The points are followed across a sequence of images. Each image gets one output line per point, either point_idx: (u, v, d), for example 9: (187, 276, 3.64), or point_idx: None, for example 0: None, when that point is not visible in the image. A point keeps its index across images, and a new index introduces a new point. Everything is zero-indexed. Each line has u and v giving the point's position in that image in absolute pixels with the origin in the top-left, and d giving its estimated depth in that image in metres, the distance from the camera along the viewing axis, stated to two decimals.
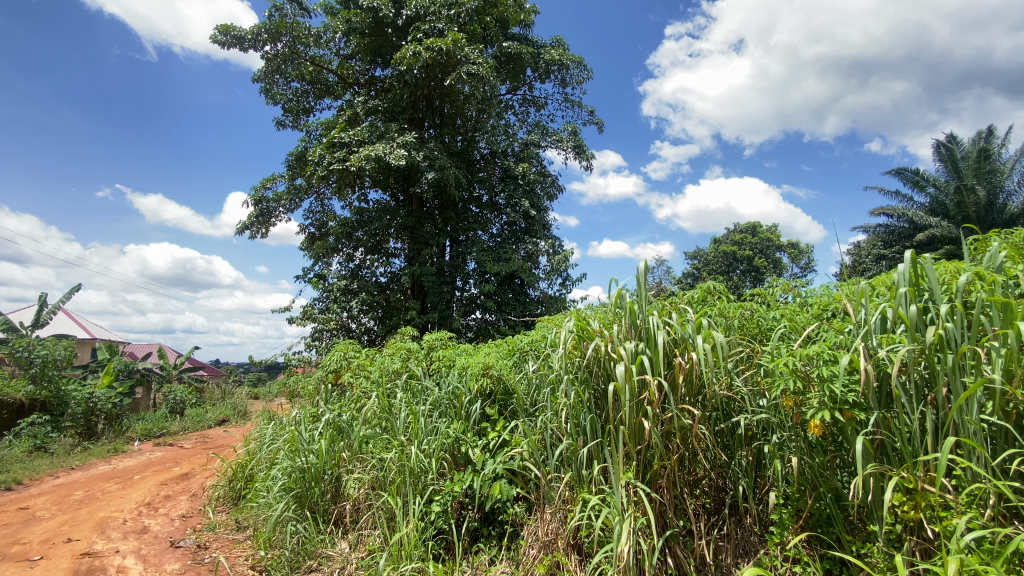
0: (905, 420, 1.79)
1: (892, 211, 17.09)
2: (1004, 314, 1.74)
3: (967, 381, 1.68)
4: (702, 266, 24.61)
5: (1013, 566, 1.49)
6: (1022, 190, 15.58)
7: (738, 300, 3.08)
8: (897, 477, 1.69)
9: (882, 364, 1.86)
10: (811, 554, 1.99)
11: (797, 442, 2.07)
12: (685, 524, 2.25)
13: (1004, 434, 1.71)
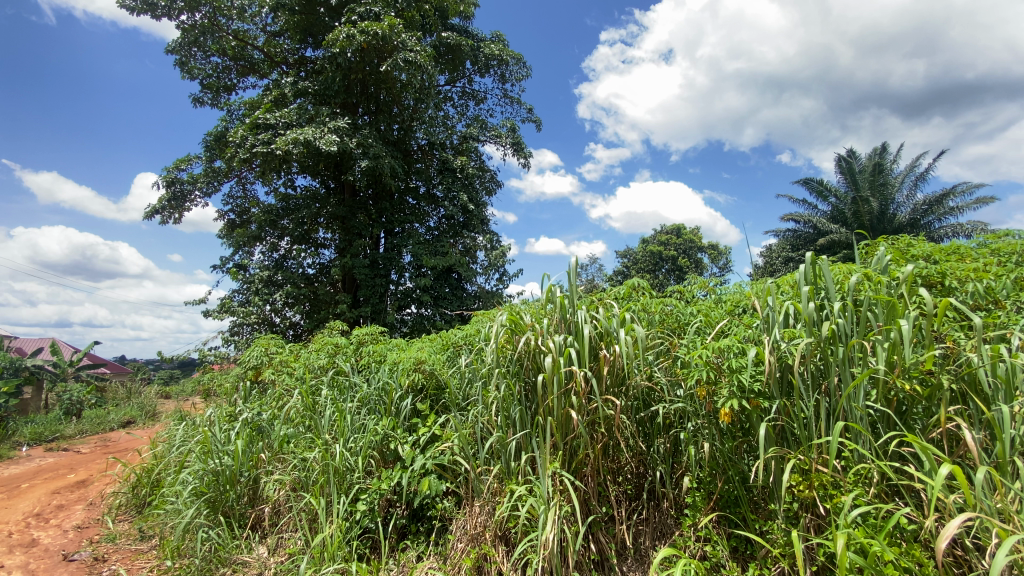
0: (802, 407, 1.96)
1: (799, 218, 18.73)
2: (886, 312, 1.96)
3: (854, 371, 1.86)
4: (632, 264, 25.67)
5: (891, 537, 1.67)
6: (909, 203, 17.73)
7: (661, 297, 3.24)
8: (795, 459, 1.85)
9: (784, 356, 2.03)
10: (720, 534, 2.13)
11: (710, 429, 2.20)
12: (608, 511, 2.34)
13: (882, 418, 1.92)
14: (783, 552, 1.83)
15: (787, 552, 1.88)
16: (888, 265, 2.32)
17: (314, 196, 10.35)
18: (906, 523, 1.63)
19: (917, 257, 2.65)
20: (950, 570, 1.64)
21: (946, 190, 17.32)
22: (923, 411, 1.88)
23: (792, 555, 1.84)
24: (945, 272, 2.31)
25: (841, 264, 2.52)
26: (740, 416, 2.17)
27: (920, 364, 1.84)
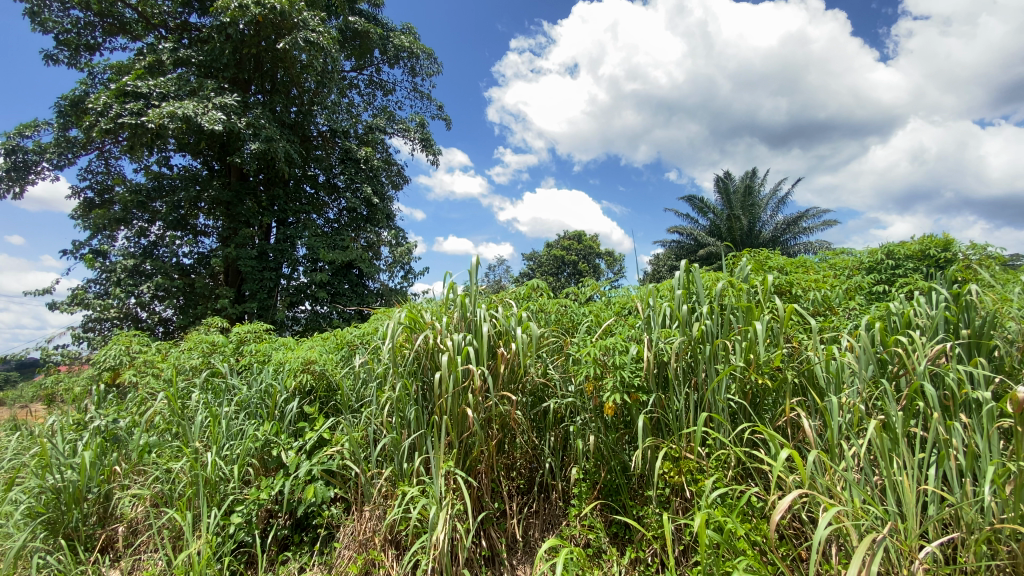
0: (675, 400, 2.15)
1: (684, 231, 20.58)
2: (745, 315, 2.22)
3: (718, 367, 2.08)
4: (536, 267, 26.44)
5: (745, 514, 1.88)
6: (772, 222, 20.12)
7: (558, 298, 3.38)
8: (668, 448, 2.03)
9: (661, 354, 2.21)
10: (603, 521, 2.26)
11: (597, 422, 2.34)
12: (500, 506, 2.38)
13: (740, 408, 2.17)
14: (655, 534, 1.99)
15: (659, 533, 2.04)
16: (750, 275, 2.64)
17: (193, 177, 9.32)
18: (756, 500, 1.85)
19: (773, 268, 3.04)
20: (788, 539, 1.89)
21: (800, 214, 20.08)
22: (772, 402, 2.16)
23: (663, 536, 2.01)
24: (793, 281, 2.68)
25: (711, 273, 2.82)
26: (623, 409, 2.33)
27: (770, 361, 2.12)
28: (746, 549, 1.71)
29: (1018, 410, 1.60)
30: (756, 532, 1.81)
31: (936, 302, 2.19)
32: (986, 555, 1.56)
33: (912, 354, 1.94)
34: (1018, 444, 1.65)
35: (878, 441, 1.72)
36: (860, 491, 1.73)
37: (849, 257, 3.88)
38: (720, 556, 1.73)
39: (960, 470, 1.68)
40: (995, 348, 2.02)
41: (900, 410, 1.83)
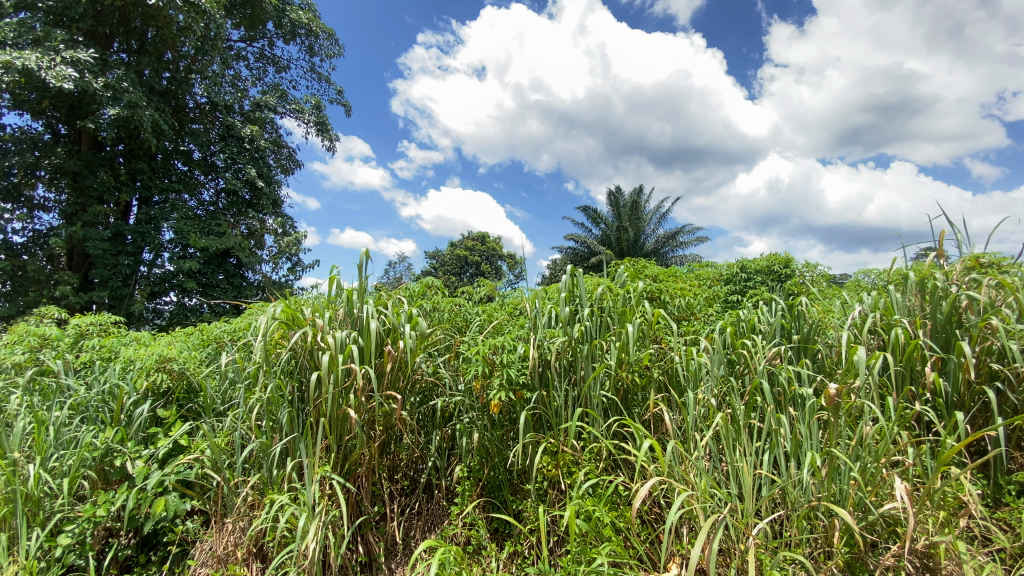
0: (556, 398, 2.25)
1: (578, 238, 21.67)
2: (621, 318, 2.40)
3: (595, 366, 2.22)
4: (438, 266, 26.17)
5: (613, 503, 2.02)
6: (654, 234, 21.85)
7: (452, 297, 3.38)
8: (547, 443, 2.12)
9: (545, 353, 2.30)
10: (483, 519, 2.29)
11: (483, 420, 2.38)
12: (380, 510, 2.31)
13: (613, 404, 2.34)
14: (532, 527, 2.06)
15: (535, 526, 2.12)
16: (627, 281, 2.86)
17: (31, 141, 7.86)
18: (622, 489, 2.00)
19: (648, 276, 3.33)
20: (649, 523, 2.07)
21: (678, 229, 22.18)
22: (641, 398, 2.36)
23: (538, 528, 2.08)
24: (664, 288, 2.96)
25: (594, 280, 3.02)
26: (508, 406, 2.39)
27: (640, 360, 2.31)
28: (611, 536, 1.83)
29: (830, 402, 1.92)
30: (621, 519, 1.96)
31: (776, 311, 2.55)
32: (803, 527, 1.84)
33: (755, 355, 2.23)
34: (829, 432, 1.97)
35: (725, 432, 1.95)
36: (709, 477, 1.95)
37: (713, 269, 4.36)
38: (588, 544, 1.83)
39: (787, 455, 1.96)
40: (817, 351, 2.41)
41: (743, 404, 2.10)
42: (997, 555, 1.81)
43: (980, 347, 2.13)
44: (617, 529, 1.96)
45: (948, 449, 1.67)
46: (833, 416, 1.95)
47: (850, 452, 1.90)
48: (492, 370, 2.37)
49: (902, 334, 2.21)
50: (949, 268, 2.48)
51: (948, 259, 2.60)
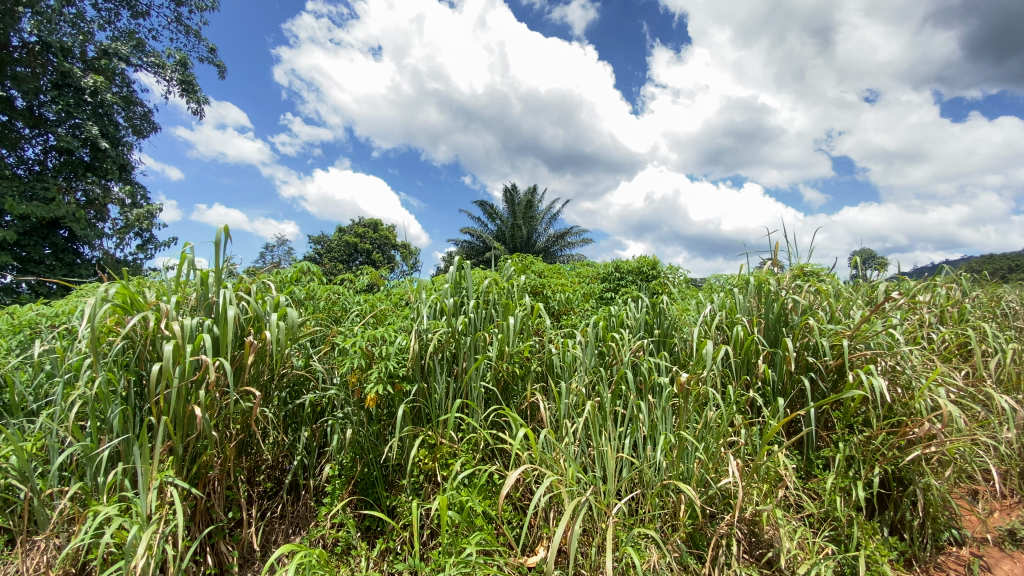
0: (435, 390, 2.24)
1: (473, 232, 21.74)
2: (504, 311, 2.47)
3: (476, 359, 2.26)
4: (325, 253, 24.62)
5: (487, 492, 2.06)
6: (544, 233, 22.61)
7: (331, 285, 3.25)
8: (423, 436, 2.09)
9: (425, 345, 2.27)
10: (354, 518, 2.19)
11: (357, 415, 2.29)
12: (234, 515, 2.11)
13: (493, 395, 2.39)
14: (404, 521, 2.02)
15: (408, 522, 2.08)
16: (511, 275, 2.96)
17: None
18: (496, 478, 2.05)
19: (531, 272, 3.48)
20: (520, 510, 2.15)
21: (567, 230, 23.24)
22: (519, 388, 2.44)
23: (411, 523, 2.05)
24: (544, 284, 3.12)
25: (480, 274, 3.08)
26: (385, 400, 2.33)
27: (520, 352, 2.40)
28: (481, 524, 1.87)
29: (682, 390, 2.16)
30: (493, 508, 2.00)
31: (641, 308, 2.80)
32: (655, 505, 2.03)
33: (622, 349, 2.44)
34: (680, 417, 2.21)
35: (592, 419, 2.09)
36: (577, 462, 2.07)
37: (592, 269, 4.67)
38: (459, 535, 1.84)
39: (645, 439, 2.16)
40: (674, 345, 2.69)
41: (609, 393, 2.27)
42: (806, 518, 2.17)
43: (800, 343, 2.53)
44: (489, 517, 2.01)
45: (771, 429, 1.97)
46: (684, 402, 2.19)
47: (697, 436, 2.15)
48: (371, 362, 2.30)
49: (742, 330, 2.55)
50: (780, 275, 2.93)
51: (781, 268, 3.06)
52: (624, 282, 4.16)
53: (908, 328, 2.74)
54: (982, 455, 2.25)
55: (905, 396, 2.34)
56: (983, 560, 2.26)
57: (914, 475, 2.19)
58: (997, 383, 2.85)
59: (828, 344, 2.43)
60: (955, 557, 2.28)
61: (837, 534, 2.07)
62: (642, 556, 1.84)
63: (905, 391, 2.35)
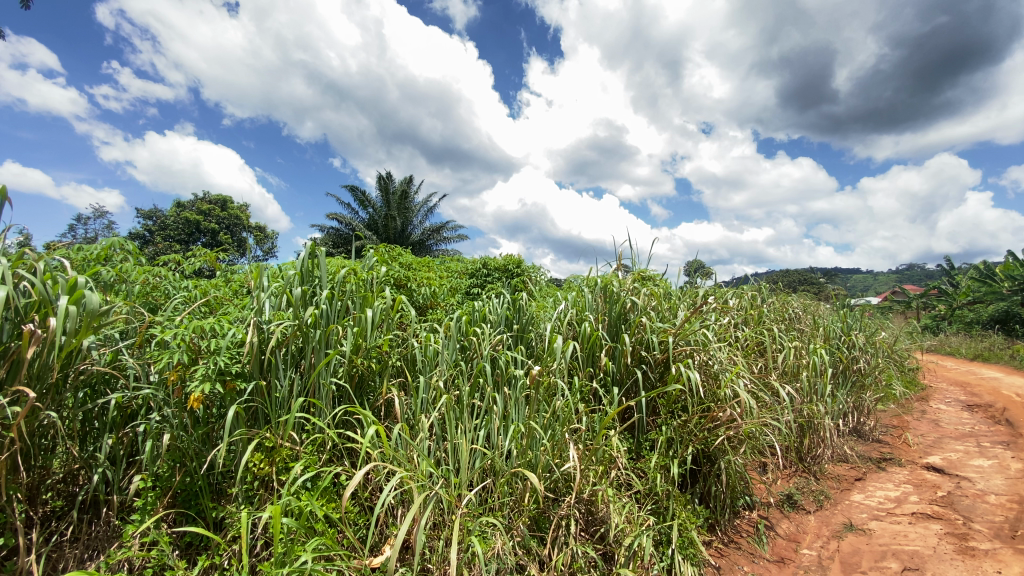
0: (276, 387, 2.08)
1: (342, 219, 20.51)
2: (359, 302, 2.38)
3: (325, 352, 2.14)
4: (158, 230, 21.23)
5: (330, 495, 1.97)
6: (420, 226, 22.18)
7: (154, 266, 2.96)
8: (258, 438, 1.93)
9: (266, 338, 2.09)
10: (170, 535, 1.93)
11: (180, 418, 2.03)
12: (2, 545, 1.72)
13: (344, 392, 2.29)
14: (233, 533, 1.83)
15: (237, 533, 1.90)
16: (372, 265, 2.87)
17: None
18: (341, 480, 1.97)
19: (393, 262, 3.48)
20: (367, 510, 2.09)
21: (443, 225, 23.03)
22: (374, 384, 2.38)
23: (241, 534, 1.87)
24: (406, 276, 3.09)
25: (340, 263, 2.93)
26: (215, 400, 2.10)
27: (377, 346, 2.33)
28: (322, 529, 1.78)
29: (534, 382, 2.29)
30: (337, 510, 1.91)
31: (503, 304, 2.90)
32: (504, 492, 2.12)
33: (481, 343, 2.51)
34: (532, 407, 2.33)
35: (447, 413, 2.12)
36: (429, 457, 2.08)
37: (461, 264, 4.71)
38: (295, 542, 1.73)
39: (497, 430, 2.24)
40: (530, 340, 2.85)
41: (466, 386, 2.31)
42: (634, 495, 2.43)
43: (635, 338, 2.84)
44: (332, 521, 1.92)
45: (608, 417, 2.18)
46: (535, 394, 2.32)
47: (545, 425, 2.29)
48: (199, 357, 2.06)
49: (589, 327, 2.78)
50: (623, 278, 3.25)
51: (625, 271, 3.39)
52: (490, 278, 4.26)
53: (720, 327, 3.22)
54: (768, 433, 2.73)
55: (714, 385, 2.74)
56: (767, 521, 2.81)
57: (719, 452, 2.58)
58: (781, 374, 3.49)
59: (657, 340, 2.76)
60: (747, 519, 2.78)
61: (657, 507, 2.36)
62: (487, 544, 1.91)
63: (714, 380, 2.76)
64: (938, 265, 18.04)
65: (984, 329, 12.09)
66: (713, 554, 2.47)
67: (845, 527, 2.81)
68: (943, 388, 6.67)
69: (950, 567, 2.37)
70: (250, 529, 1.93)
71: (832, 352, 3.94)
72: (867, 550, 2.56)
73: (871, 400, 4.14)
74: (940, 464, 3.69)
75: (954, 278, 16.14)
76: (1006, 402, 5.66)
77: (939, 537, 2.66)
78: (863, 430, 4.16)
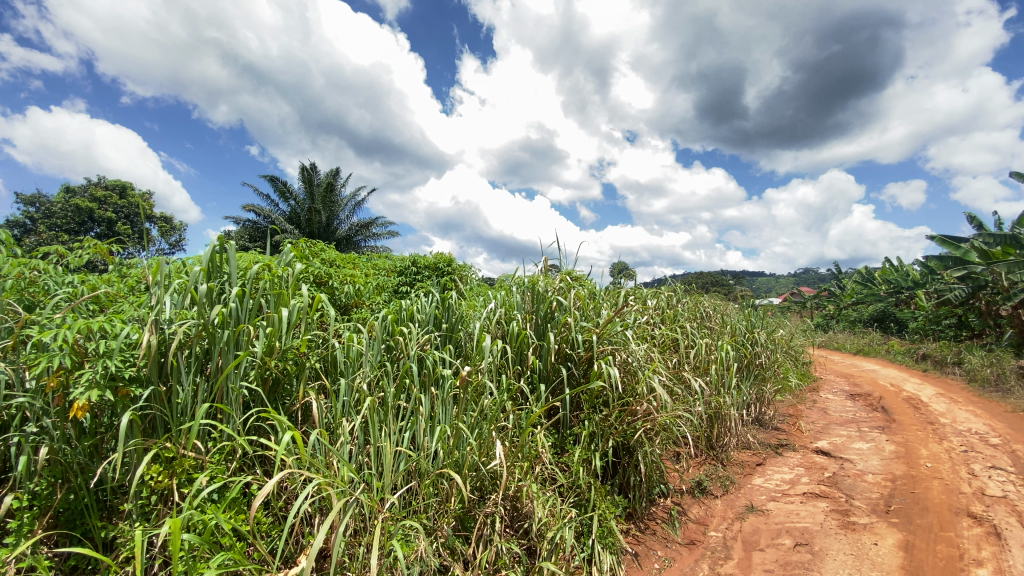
0: (178, 392, 1.92)
1: (261, 211, 19.27)
2: (275, 300, 2.25)
3: (234, 354, 2.01)
4: (41, 217, 18.80)
5: (239, 506, 1.86)
6: (347, 221, 21.36)
7: (31, 258, 2.62)
8: (156, 448, 1.78)
9: (167, 340, 1.93)
10: (51, 559, 1.74)
11: (62, 429, 1.83)
12: None
13: (257, 396, 2.17)
14: (126, 553, 1.68)
15: (131, 553, 1.74)
16: (291, 261, 2.72)
17: None
18: (252, 490, 1.87)
19: (314, 259, 3.32)
20: (280, 520, 1.99)
21: (372, 221, 22.32)
22: (290, 387, 2.27)
23: (136, 553, 1.72)
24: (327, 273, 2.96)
25: (255, 258, 2.75)
26: (105, 408, 1.91)
27: (294, 347, 2.22)
28: (229, 543, 1.68)
29: (461, 382, 2.29)
30: (246, 522, 1.81)
31: (432, 303, 2.87)
32: (429, 494, 2.11)
33: (407, 344, 2.46)
34: (459, 407, 2.33)
35: (369, 416, 2.06)
36: (350, 461, 2.03)
37: (389, 262, 4.60)
38: (198, 559, 1.62)
39: (422, 431, 2.22)
40: (459, 339, 2.84)
41: (391, 388, 2.27)
42: (558, 488, 2.50)
43: (561, 336, 2.93)
44: (240, 533, 1.81)
45: (534, 415, 2.23)
46: (462, 393, 2.32)
47: (472, 424, 2.30)
48: (85, 361, 1.85)
49: (517, 326, 2.83)
50: (551, 278, 3.34)
51: (552, 271, 3.47)
52: (419, 277, 4.20)
53: (639, 326, 3.40)
54: (680, 424, 2.92)
55: (631, 380, 2.88)
56: (680, 506, 3.00)
57: (637, 444, 2.72)
58: (694, 369, 3.74)
59: (581, 338, 2.86)
60: (662, 506, 2.95)
61: (579, 499, 2.45)
62: (410, 547, 1.89)
63: (632, 375, 2.90)
64: (830, 270, 20.10)
65: (866, 327, 13.63)
66: (631, 542, 2.61)
67: (747, 508, 3.06)
68: (831, 380, 7.47)
69: (833, 540, 2.66)
70: (146, 547, 1.78)
71: (738, 349, 4.27)
72: (765, 529, 2.81)
73: (770, 391, 4.55)
74: (827, 448, 4.12)
75: (841, 281, 18.09)
76: (880, 392, 6.45)
77: (825, 513, 2.97)
78: (764, 419, 4.54)
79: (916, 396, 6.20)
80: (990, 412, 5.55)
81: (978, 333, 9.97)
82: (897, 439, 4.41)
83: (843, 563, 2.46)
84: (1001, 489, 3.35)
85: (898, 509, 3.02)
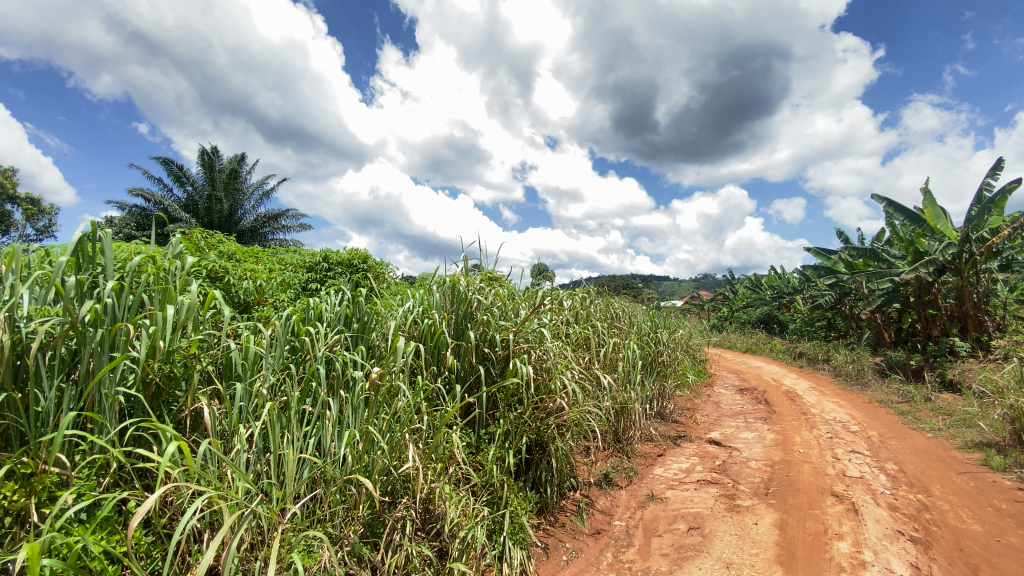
0: (37, 400, 1.68)
1: (151, 196, 17.34)
2: (161, 297, 2.04)
3: (110, 356, 1.80)
4: None
5: (114, 526, 1.67)
6: (253, 211, 19.86)
7: None
8: (8, 465, 1.54)
9: (24, 339, 1.68)
10: None
11: None
12: None
13: (137, 402, 1.96)
14: None
15: None
16: (181, 253, 2.48)
17: None
18: (130, 507, 1.68)
19: (209, 253, 3.05)
20: (162, 539, 1.81)
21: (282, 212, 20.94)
22: (178, 392, 2.07)
23: None
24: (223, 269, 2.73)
25: (138, 249, 2.48)
26: None
27: (183, 348, 2.03)
28: (100, 568, 1.50)
29: (373, 385, 2.22)
30: (122, 544, 1.63)
31: (342, 301, 2.75)
32: (335, 501, 2.03)
33: (314, 345, 2.34)
34: (370, 410, 2.26)
35: (270, 422, 1.94)
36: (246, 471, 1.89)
37: (298, 257, 4.34)
38: None
39: (330, 437, 2.12)
40: (372, 340, 2.76)
41: (295, 391, 2.14)
42: (471, 487, 2.51)
43: (479, 335, 2.95)
44: (114, 556, 1.63)
45: (448, 415, 2.23)
46: (374, 396, 2.25)
47: (383, 428, 2.24)
48: None
49: (434, 325, 2.80)
50: (471, 277, 3.34)
51: (471, 270, 3.47)
52: (331, 273, 4.01)
53: (554, 325, 3.50)
54: (590, 419, 3.06)
55: (546, 378, 2.97)
56: (588, 498, 3.14)
57: (549, 440, 2.80)
58: (603, 367, 3.92)
59: (499, 337, 2.91)
60: (571, 499, 3.06)
61: (492, 497, 2.48)
62: (313, 558, 1.81)
63: (546, 373, 2.99)
64: (726, 275, 22.00)
65: (754, 328, 15.12)
66: (541, 536, 2.69)
67: (648, 497, 3.27)
68: (724, 376, 8.18)
69: (721, 523, 2.92)
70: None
71: (644, 348, 4.54)
72: (663, 516, 3.02)
73: (671, 387, 4.89)
74: (719, 438, 4.52)
75: (735, 286, 19.89)
76: (765, 386, 7.19)
77: (715, 498, 3.26)
78: (665, 413, 4.88)
79: (793, 390, 7.00)
80: (850, 402, 6.40)
81: (843, 333, 11.67)
82: (776, 429, 4.94)
83: (729, 543, 2.71)
84: (858, 470, 3.88)
85: (775, 491, 3.38)
